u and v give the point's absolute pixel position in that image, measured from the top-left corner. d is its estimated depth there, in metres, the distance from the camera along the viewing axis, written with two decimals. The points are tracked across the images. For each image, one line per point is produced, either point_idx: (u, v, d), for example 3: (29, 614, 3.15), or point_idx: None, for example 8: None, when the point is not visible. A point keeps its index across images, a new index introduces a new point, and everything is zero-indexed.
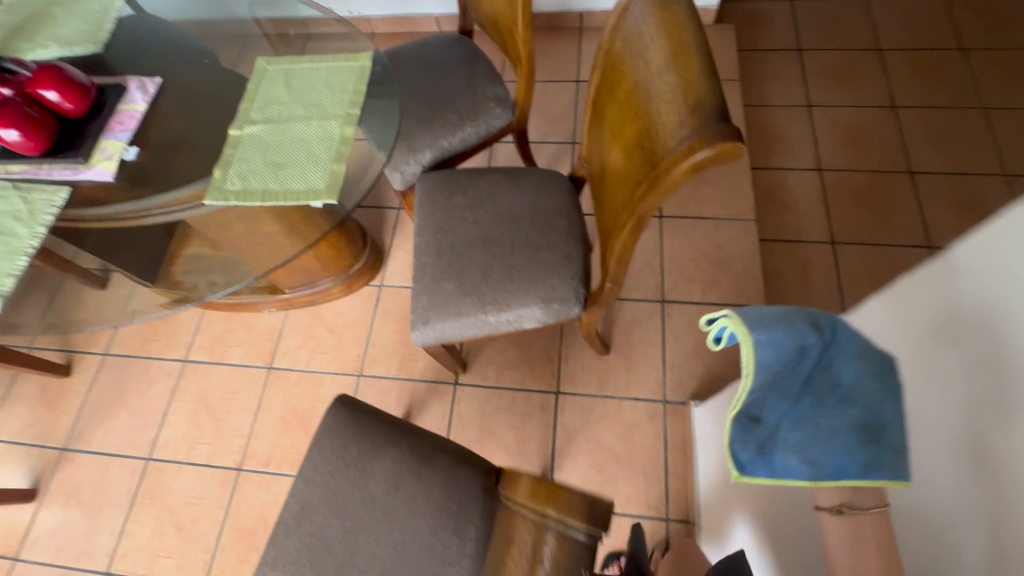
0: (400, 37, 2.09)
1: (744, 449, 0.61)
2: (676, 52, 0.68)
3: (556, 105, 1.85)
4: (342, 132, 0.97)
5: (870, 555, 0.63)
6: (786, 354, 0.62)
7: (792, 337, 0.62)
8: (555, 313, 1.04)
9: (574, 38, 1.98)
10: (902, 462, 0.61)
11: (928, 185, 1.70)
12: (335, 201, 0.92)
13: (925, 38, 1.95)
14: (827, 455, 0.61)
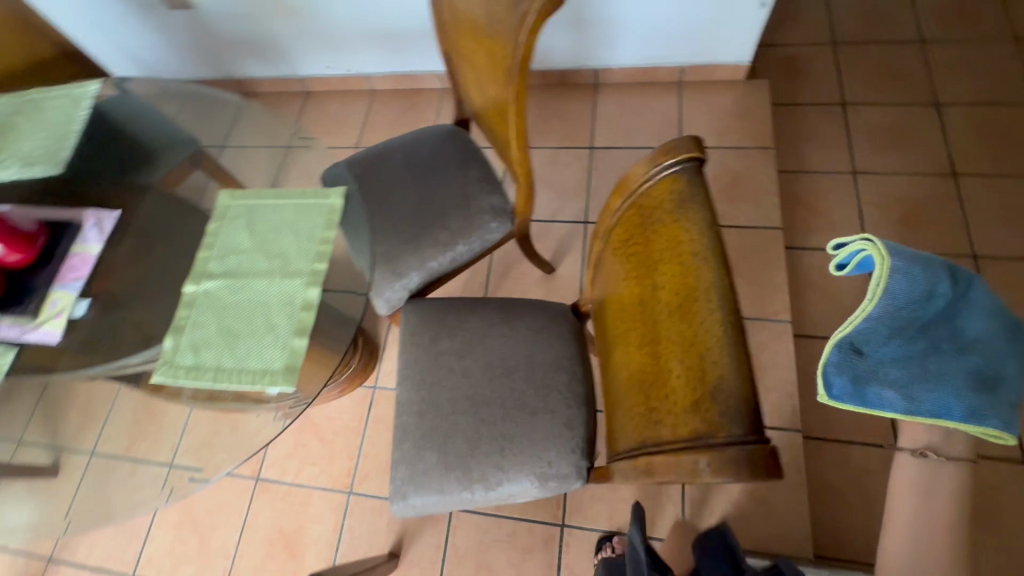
0: (403, 95, 1.95)
1: (841, 373, 0.77)
2: (692, 294, 0.52)
3: (567, 177, 1.69)
4: (305, 294, 0.86)
5: (938, 496, 0.91)
6: (914, 293, 0.78)
7: (923, 283, 0.78)
8: (553, 490, 0.90)
9: (589, 96, 1.81)
10: (1000, 411, 0.78)
11: (994, 273, 1.49)
12: (294, 386, 0.81)
13: (993, 90, 1.71)
14: (926, 390, 0.79)
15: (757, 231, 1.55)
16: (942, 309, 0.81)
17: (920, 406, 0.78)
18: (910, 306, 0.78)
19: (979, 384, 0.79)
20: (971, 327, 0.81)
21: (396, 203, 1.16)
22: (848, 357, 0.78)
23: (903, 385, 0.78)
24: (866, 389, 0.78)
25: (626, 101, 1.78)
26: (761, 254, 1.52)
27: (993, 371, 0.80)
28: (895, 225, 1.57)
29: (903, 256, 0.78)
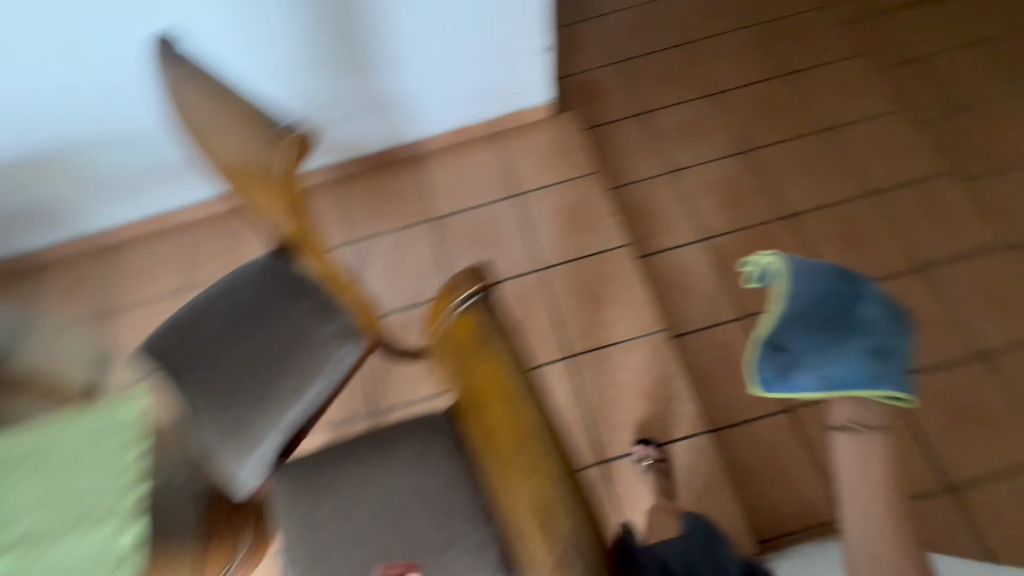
0: (220, 217, 1.77)
1: (768, 367, 0.85)
2: (518, 444, 0.51)
3: (419, 255, 1.66)
4: (121, 542, 0.70)
5: (873, 466, 0.87)
6: (814, 291, 0.89)
7: (820, 284, 0.90)
8: None
9: (416, 168, 1.79)
10: (900, 378, 0.87)
11: (810, 225, 1.66)
12: None
13: (754, 71, 1.96)
14: (839, 369, 0.86)
15: (611, 251, 1.60)
16: (841, 301, 0.93)
17: (834, 384, 0.85)
18: (813, 301, 0.89)
19: (879, 359, 0.88)
20: (864, 313, 0.93)
21: (228, 364, 1.03)
22: (770, 352, 0.86)
23: (820, 367, 0.86)
24: (790, 376, 0.85)
25: (452, 163, 1.79)
26: (621, 272, 1.56)
27: (888, 348, 0.90)
28: (721, 208, 1.71)
29: (801, 265, 0.90)
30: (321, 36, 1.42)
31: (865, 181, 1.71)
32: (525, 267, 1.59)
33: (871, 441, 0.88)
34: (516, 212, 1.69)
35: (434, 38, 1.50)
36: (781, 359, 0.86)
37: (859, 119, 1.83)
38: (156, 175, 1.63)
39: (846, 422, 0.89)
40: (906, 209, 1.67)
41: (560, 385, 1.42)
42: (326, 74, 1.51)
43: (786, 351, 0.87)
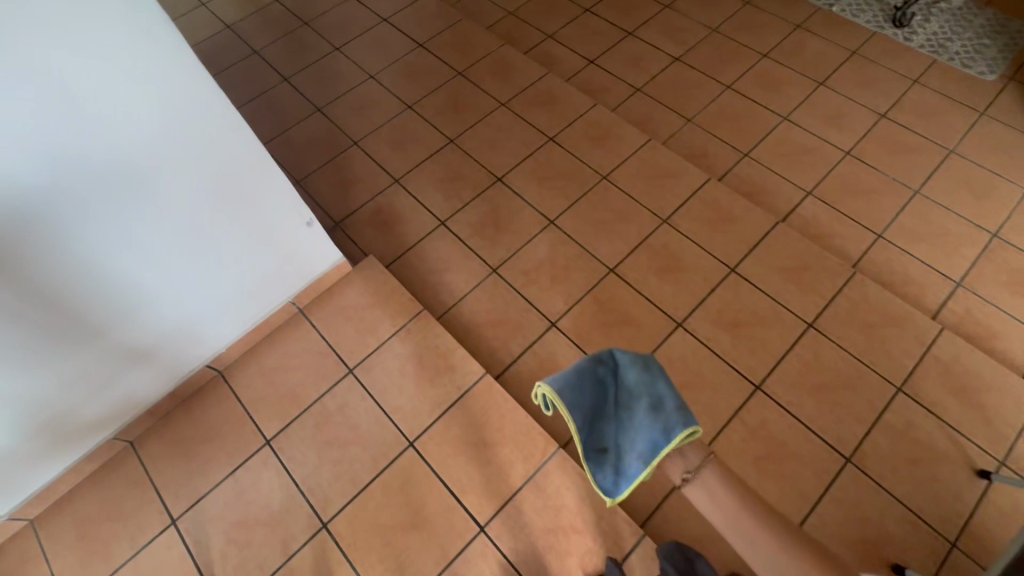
0: None
1: (603, 478, 0.81)
2: None
3: (268, 494, 1.36)
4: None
5: (726, 498, 0.81)
6: (585, 389, 0.83)
7: (584, 379, 0.83)
8: None
9: (222, 391, 1.49)
10: (686, 415, 0.81)
11: (633, 270, 1.74)
12: None
13: (522, 147, 2.05)
14: (646, 441, 0.81)
15: (475, 387, 1.47)
16: (610, 377, 0.86)
17: (650, 455, 0.80)
18: (593, 402, 0.82)
19: (662, 412, 0.83)
20: (628, 375, 0.86)
21: None
22: (597, 462, 0.81)
23: (634, 449, 0.81)
24: (622, 470, 0.81)
25: (263, 367, 1.53)
26: (493, 406, 1.44)
27: (662, 392, 0.85)
28: (553, 290, 1.71)
29: (561, 378, 0.83)
30: (14, 336, 1.08)
31: (655, 212, 1.85)
32: (395, 449, 1.39)
33: (715, 484, 0.82)
34: (357, 390, 1.48)
35: (175, 267, 1.26)
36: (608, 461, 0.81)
37: (626, 159, 2.00)
38: None
39: (684, 477, 0.81)
40: (696, 223, 1.83)
41: (487, 566, 1.25)
42: (46, 367, 1.17)
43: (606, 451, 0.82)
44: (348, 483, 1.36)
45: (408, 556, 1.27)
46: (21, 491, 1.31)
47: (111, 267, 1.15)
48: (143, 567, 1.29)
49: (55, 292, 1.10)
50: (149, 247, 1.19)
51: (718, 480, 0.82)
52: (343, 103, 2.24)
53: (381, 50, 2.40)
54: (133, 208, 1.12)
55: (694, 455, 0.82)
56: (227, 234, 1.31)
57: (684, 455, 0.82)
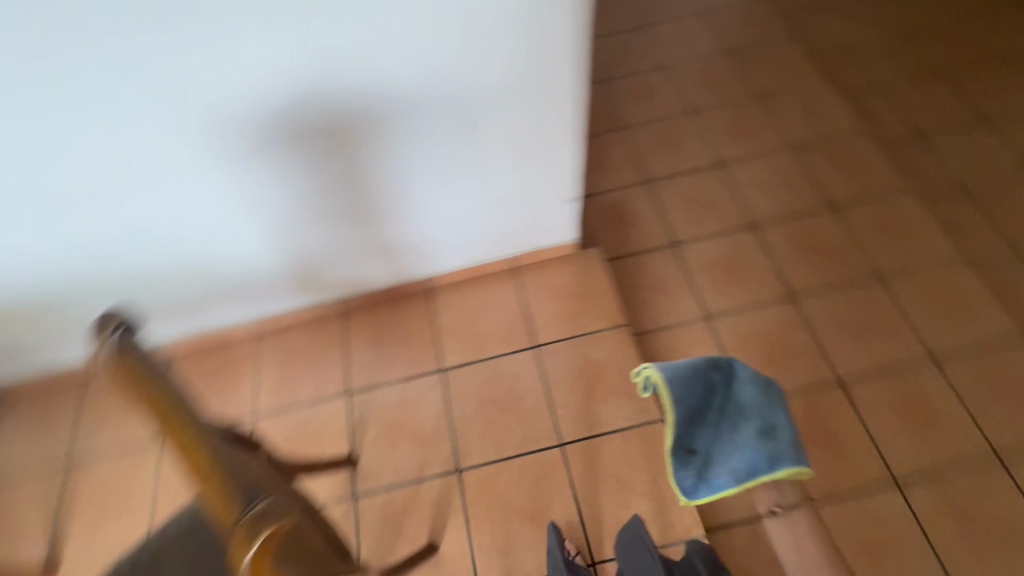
0: (204, 351, 1.61)
1: (685, 477, 0.83)
2: None
3: (425, 415, 1.47)
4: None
5: (806, 543, 0.84)
6: (695, 389, 0.84)
7: (698, 380, 0.85)
8: None
9: (426, 307, 1.62)
10: (793, 452, 0.83)
11: (865, 393, 1.47)
12: None
13: (793, 201, 1.82)
14: (743, 460, 0.82)
15: (643, 426, 1.40)
16: (723, 390, 0.87)
17: (743, 474, 0.81)
18: (697, 403, 0.84)
19: (770, 440, 0.84)
20: (742, 392, 0.87)
21: None
22: (682, 459, 0.84)
23: (728, 463, 0.83)
24: (707, 478, 0.83)
25: (465, 303, 1.62)
26: (654, 455, 1.36)
27: (774, 421, 0.86)
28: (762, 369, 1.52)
29: (672, 366, 0.85)
30: (318, 196, 1.26)
31: (924, 342, 1.53)
32: (544, 441, 1.40)
33: (802, 532, 0.84)
34: (533, 368, 1.50)
35: (450, 193, 1.34)
36: (695, 464, 0.84)
37: (912, 265, 1.67)
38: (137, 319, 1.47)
39: (771, 508, 0.84)
40: (973, 378, 1.48)
41: None
42: (318, 232, 1.36)
43: (696, 453, 0.84)
44: (492, 446, 1.41)
45: (516, 545, 1.29)
46: (260, 311, 1.57)
47: (409, 173, 1.27)
48: (314, 417, 1.50)
49: (363, 176, 1.24)
50: (442, 167, 1.28)
51: (804, 526, 0.84)
52: (625, 84, 2.18)
53: (685, 44, 2.26)
54: (450, 133, 1.22)
55: (790, 493, 0.85)
56: (502, 182, 1.35)
57: (779, 491, 0.84)
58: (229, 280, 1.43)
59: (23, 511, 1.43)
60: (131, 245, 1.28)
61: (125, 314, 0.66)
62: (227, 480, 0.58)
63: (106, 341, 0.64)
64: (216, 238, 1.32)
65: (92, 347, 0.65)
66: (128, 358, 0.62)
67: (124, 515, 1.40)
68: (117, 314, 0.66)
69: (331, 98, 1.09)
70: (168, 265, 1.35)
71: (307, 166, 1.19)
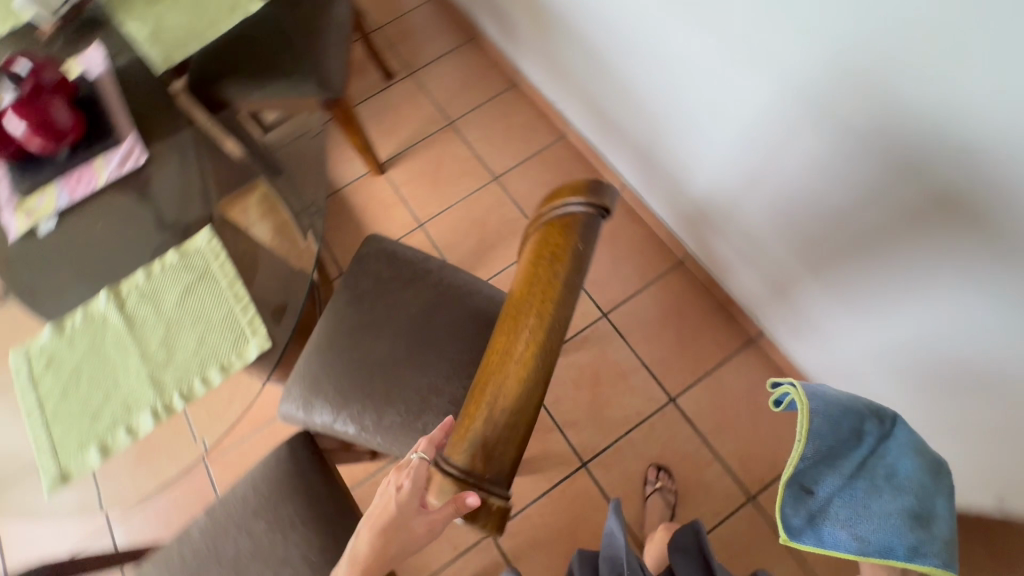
0: (582, 161, 1.64)
1: (793, 515, 0.54)
2: None
3: (619, 401, 1.36)
4: (228, 355, 0.79)
5: None
6: (844, 429, 0.53)
7: (849, 418, 0.54)
8: None
9: (729, 348, 1.38)
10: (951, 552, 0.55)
11: None
12: (51, 475, 0.75)
13: None
14: (876, 533, 0.54)
15: None
16: (862, 443, 0.55)
17: (870, 548, 0.54)
18: (841, 446, 0.54)
19: (917, 523, 0.54)
20: (901, 461, 0.57)
21: (382, 343, 0.99)
22: (793, 497, 0.54)
23: (853, 522, 0.54)
24: (815, 528, 0.54)
25: (757, 390, 1.34)
26: None
27: (932, 506, 0.56)
28: None
29: (825, 397, 0.53)
30: (799, 197, 0.99)
31: None
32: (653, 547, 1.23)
33: None
34: (725, 504, 1.25)
35: (908, 355, 0.98)
36: (805, 506, 0.54)
37: None
38: (581, 92, 1.45)
39: None
40: None
41: None
42: (752, 209, 1.12)
43: (810, 494, 0.54)
44: (621, 490, 1.29)
45: (543, 557, 1.25)
46: (642, 185, 1.45)
47: (910, 304, 0.91)
48: None
49: (868, 253, 0.93)
50: (936, 326, 0.89)
51: None
52: None
53: None
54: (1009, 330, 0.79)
55: None
56: (969, 414, 0.94)
57: None
58: (655, 153, 1.30)
59: (404, 118, 1.75)
60: (633, 51, 1.14)
61: (615, 205, 0.55)
62: (518, 437, 0.47)
63: (577, 207, 0.55)
64: (685, 132, 1.15)
65: (561, 192, 0.57)
66: (578, 246, 0.53)
67: (430, 191, 1.64)
68: (609, 197, 0.55)
69: (951, 171, 0.72)
70: (634, 100, 1.24)
71: (835, 191, 0.91)
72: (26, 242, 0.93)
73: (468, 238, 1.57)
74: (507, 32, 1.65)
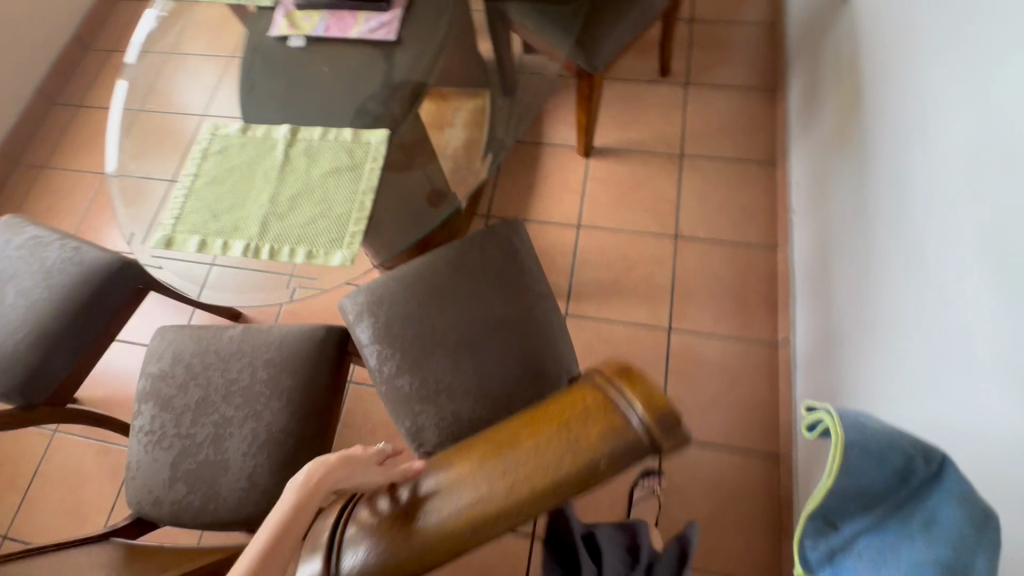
0: (770, 283, 1.41)
1: (808, 551, 0.48)
2: None
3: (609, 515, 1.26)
4: (319, 249, 0.84)
5: None
6: (880, 470, 0.45)
7: (889, 457, 0.45)
8: (132, 472, 0.97)
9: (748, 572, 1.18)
10: None
11: None
12: (160, 232, 0.88)
13: None
14: None
15: None
16: (897, 481, 0.46)
17: None
18: (876, 486, 0.45)
19: None
20: (938, 507, 0.44)
21: (448, 319, 0.98)
22: (812, 528, 0.48)
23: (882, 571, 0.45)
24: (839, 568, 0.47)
25: None
26: None
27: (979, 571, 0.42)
28: None
29: (861, 423, 0.45)
30: None
31: None
32: None
33: None
34: None
35: None
36: (825, 541, 0.48)
37: None
38: (823, 229, 1.22)
39: None
40: None
41: None
42: None
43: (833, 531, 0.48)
44: None
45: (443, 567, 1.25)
46: (803, 360, 1.23)
47: None
48: None
49: None
50: None
51: None
52: None
53: None
54: None
55: None
56: None
57: None
58: (840, 348, 1.07)
59: (645, 119, 1.63)
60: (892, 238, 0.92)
61: (673, 454, 0.46)
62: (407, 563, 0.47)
63: (635, 421, 0.46)
64: (877, 365, 0.93)
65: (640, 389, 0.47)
66: (599, 461, 0.45)
67: (610, 201, 1.54)
68: (674, 440, 0.45)
69: None
70: (859, 282, 1.02)
71: None
72: (276, 43, 1.06)
73: (607, 268, 1.47)
74: (806, 109, 1.41)
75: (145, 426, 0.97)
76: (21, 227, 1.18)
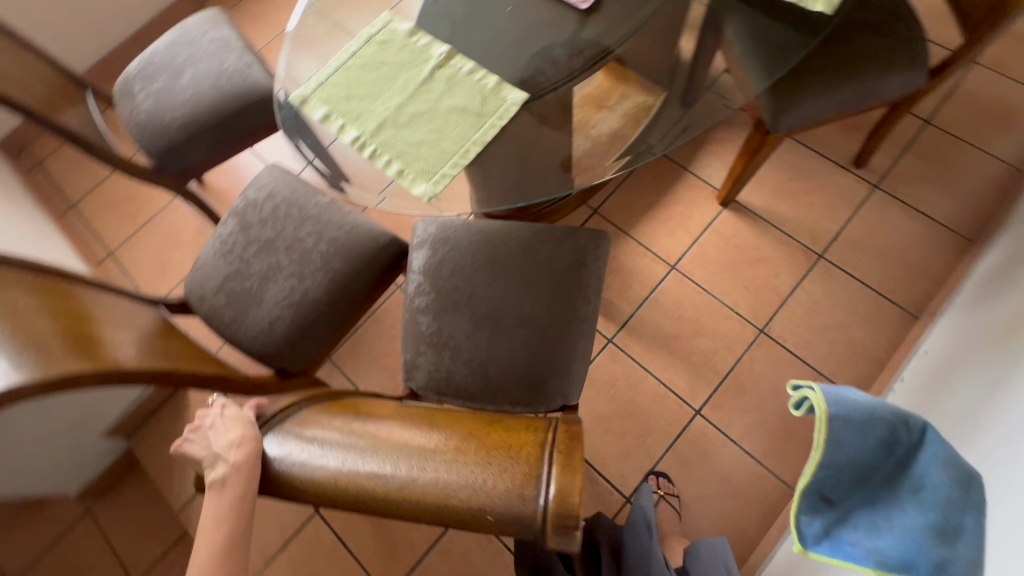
0: None
1: (808, 523, 0.58)
2: (63, 325, 0.79)
3: None
4: (410, 172, 0.87)
5: None
6: (869, 443, 0.56)
7: (878, 429, 0.56)
8: (195, 267, 1.12)
9: None
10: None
11: None
12: (302, 89, 0.96)
13: None
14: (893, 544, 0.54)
15: None
16: (893, 450, 0.56)
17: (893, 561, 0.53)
18: (865, 457, 0.56)
19: (943, 538, 0.52)
20: (925, 471, 0.55)
21: (492, 289, 0.99)
22: (812, 501, 0.58)
23: (874, 531, 0.56)
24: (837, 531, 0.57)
25: None
26: None
27: (959, 524, 0.52)
28: None
29: (842, 399, 0.57)
30: None
31: None
32: None
33: None
34: None
35: None
36: (827, 511, 0.58)
37: None
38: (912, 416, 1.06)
39: None
40: None
41: None
42: None
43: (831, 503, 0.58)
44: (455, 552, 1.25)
45: None
46: None
47: None
48: (640, 450, 1.30)
49: None
50: None
51: None
52: None
53: None
54: None
55: None
56: None
57: None
58: None
59: (806, 200, 1.45)
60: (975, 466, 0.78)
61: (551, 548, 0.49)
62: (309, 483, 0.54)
63: (543, 504, 0.49)
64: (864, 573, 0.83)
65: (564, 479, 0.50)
66: (487, 514, 0.50)
67: (718, 261, 1.43)
68: (564, 540, 0.48)
69: None
70: None
71: None
72: None
73: (675, 321, 1.39)
74: (987, 280, 1.18)
75: (221, 238, 1.11)
76: (220, 26, 1.34)
